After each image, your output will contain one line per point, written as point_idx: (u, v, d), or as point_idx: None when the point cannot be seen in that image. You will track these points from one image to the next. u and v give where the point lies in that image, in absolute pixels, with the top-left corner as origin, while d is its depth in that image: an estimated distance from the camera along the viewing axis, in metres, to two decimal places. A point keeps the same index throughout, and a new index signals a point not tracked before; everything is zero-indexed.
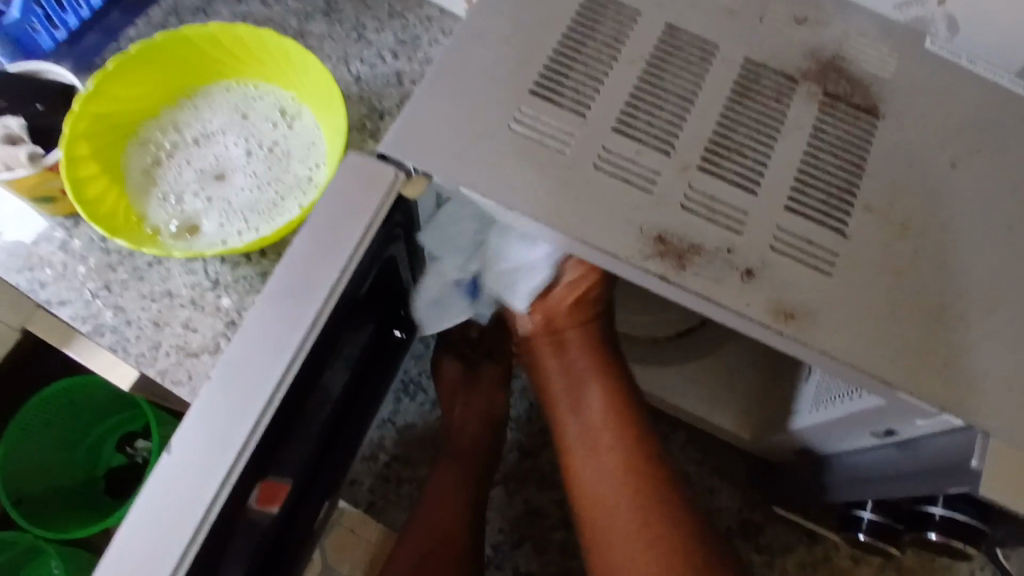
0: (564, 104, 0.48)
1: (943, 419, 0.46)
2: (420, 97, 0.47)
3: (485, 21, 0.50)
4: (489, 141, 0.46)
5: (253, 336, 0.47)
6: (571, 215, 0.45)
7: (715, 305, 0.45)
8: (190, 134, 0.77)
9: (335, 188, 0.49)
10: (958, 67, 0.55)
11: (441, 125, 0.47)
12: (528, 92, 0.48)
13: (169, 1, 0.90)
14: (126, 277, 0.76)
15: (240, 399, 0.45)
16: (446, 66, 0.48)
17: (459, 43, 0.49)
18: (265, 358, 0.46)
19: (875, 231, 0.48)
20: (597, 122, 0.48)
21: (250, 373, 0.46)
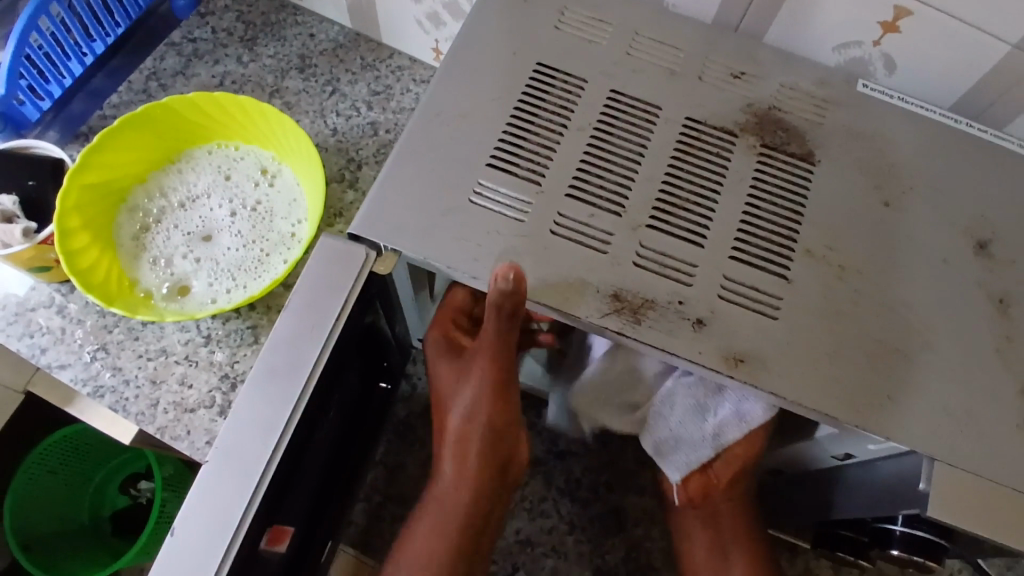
0: (519, 174, 0.54)
1: (889, 445, 0.51)
2: (387, 174, 0.54)
3: (446, 104, 0.57)
4: (454, 216, 0.53)
5: (244, 417, 0.53)
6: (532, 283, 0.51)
7: (670, 356, 0.50)
8: (176, 198, 0.81)
9: (309, 278, 0.57)
10: (887, 109, 0.60)
11: (412, 202, 0.53)
12: (486, 165, 0.54)
13: (149, 66, 0.94)
14: (122, 338, 0.79)
15: (236, 478, 0.52)
16: (415, 147, 0.55)
17: (425, 124, 0.56)
18: (254, 439, 0.53)
19: (814, 275, 0.53)
20: (551, 190, 0.54)
21: (243, 451, 0.53)
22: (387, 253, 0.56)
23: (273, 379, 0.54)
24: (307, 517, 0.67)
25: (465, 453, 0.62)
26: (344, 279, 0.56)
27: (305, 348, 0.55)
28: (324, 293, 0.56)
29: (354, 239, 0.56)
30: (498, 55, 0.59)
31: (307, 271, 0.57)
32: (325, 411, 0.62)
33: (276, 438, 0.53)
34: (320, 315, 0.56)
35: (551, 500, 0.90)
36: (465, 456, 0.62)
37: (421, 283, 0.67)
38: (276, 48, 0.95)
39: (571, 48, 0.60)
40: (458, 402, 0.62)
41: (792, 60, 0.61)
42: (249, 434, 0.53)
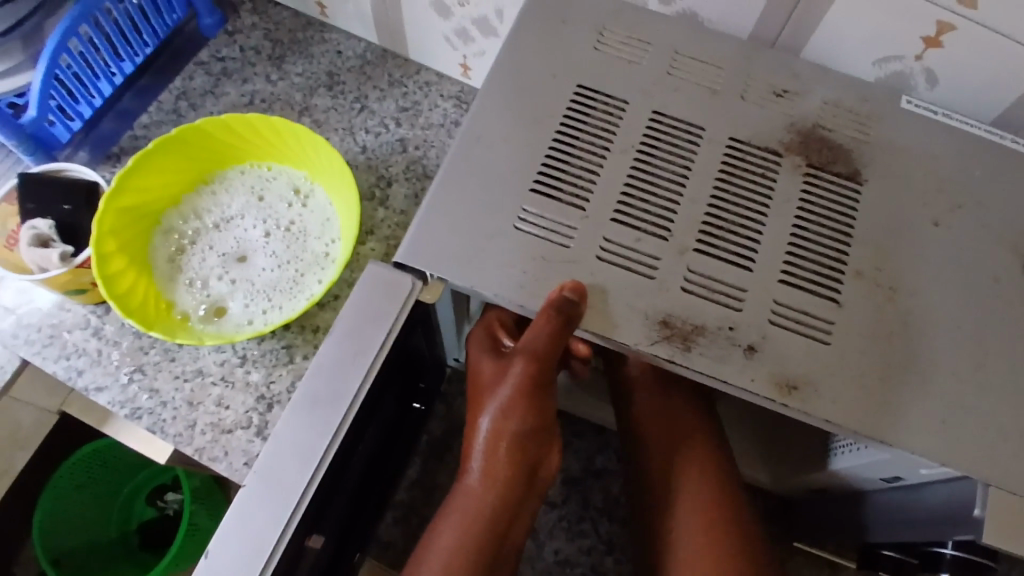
0: (564, 198, 0.55)
1: (943, 470, 0.50)
2: (433, 199, 0.55)
3: (491, 130, 0.57)
4: (503, 242, 0.54)
5: (285, 441, 0.54)
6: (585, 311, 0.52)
7: (721, 382, 0.51)
8: (211, 219, 0.81)
9: (355, 303, 0.57)
10: (931, 126, 0.59)
11: (460, 227, 0.54)
12: (530, 190, 0.55)
13: (179, 86, 0.94)
14: (158, 359, 0.79)
15: (273, 502, 0.53)
16: (461, 173, 0.56)
17: (470, 149, 0.57)
18: (294, 463, 0.54)
19: (864, 297, 0.53)
20: (596, 214, 0.55)
21: (281, 475, 0.53)
22: (433, 281, 0.56)
23: (315, 405, 0.55)
24: (338, 536, 0.67)
25: (495, 459, 0.58)
26: (390, 305, 0.57)
27: (347, 374, 0.56)
28: (370, 317, 0.56)
29: (401, 267, 0.57)
30: (538, 77, 0.59)
31: (355, 296, 0.57)
32: (364, 432, 0.62)
33: (315, 464, 0.54)
34: (364, 340, 0.56)
35: (589, 519, 0.86)
36: (496, 459, 0.58)
37: (460, 304, 0.67)
38: (304, 66, 0.95)
39: (612, 70, 0.60)
40: (495, 398, 0.59)
41: (834, 76, 0.61)
42: (289, 457, 0.54)
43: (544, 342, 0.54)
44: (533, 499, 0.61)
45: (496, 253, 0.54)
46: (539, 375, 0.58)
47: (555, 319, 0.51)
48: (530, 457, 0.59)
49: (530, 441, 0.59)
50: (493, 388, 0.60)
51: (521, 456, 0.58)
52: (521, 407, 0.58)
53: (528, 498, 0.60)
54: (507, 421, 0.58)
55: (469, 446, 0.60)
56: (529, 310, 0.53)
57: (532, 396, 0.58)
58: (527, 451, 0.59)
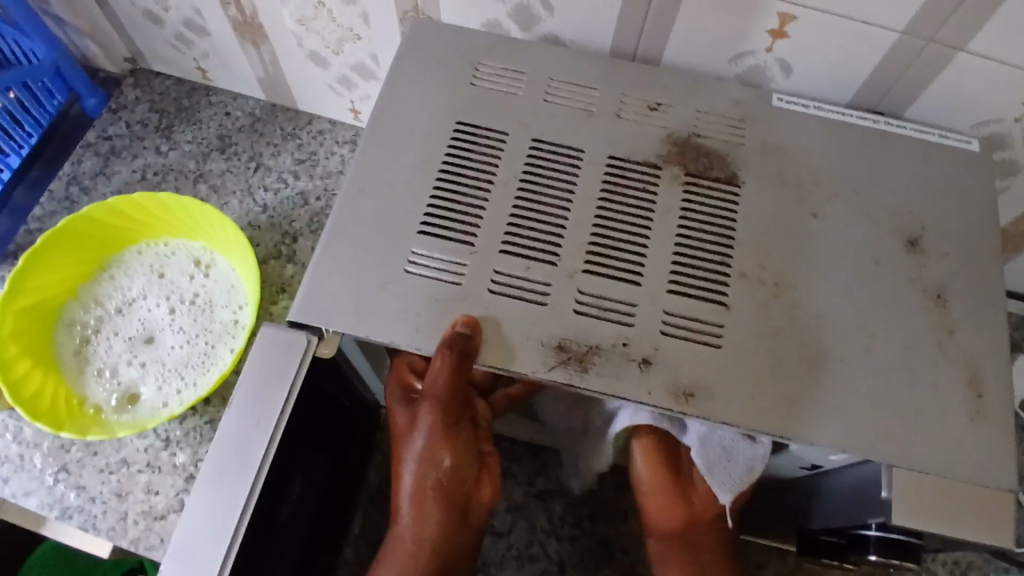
0: (452, 237, 0.54)
1: (846, 454, 0.51)
2: (321, 256, 0.54)
3: (372, 179, 0.57)
4: (394, 289, 0.53)
5: (194, 522, 0.51)
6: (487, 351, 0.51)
7: (620, 399, 0.51)
8: (113, 304, 0.79)
9: (252, 367, 0.54)
10: (799, 119, 0.61)
11: (351, 281, 0.53)
12: (417, 233, 0.55)
13: (68, 172, 0.92)
14: (81, 455, 0.76)
15: None
16: (347, 225, 0.55)
17: (354, 201, 0.56)
18: (206, 543, 0.50)
19: (750, 297, 0.54)
20: (485, 248, 0.54)
21: (193, 558, 0.50)
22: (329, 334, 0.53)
23: (221, 479, 0.51)
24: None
25: (422, 507, 0.57)
26: (289, 360, 0.53)
27: (251, 442, 0.52)
28: (270, 376, 0.53)
29: (297, 324, 0.53)
30: (413, 120, 0.59)
31: (251, 355, 0.54)
32: (286, 495, 0.58)
33: (227, 542, 0.50)
34: (266, 401, 0.53)
35: (538, 542, 0.77)
36: (424, 507, 0.57)
37: (379, 355, 0.65)
38: (194, 132, 0.94)
39: (484, 103, 0.60)
40: (411, 447, 0.56)
41: (701, 81, 0.62)
42: (200, 537, 0.50)
43: (445, 384, 0.53)
44: (471, 534, 0.59)
45: (388, 301, 0.53)
46: (450, 416, 0.56)
47: (450, 356, 0.50)
48: (459, 496, 0.57)
49: (456, 482, 0.57)
50: (407, 438, 0.57)
51: (449, 498, 0.57)
52: (439, 452, 0.56)
53: (464, 537, 0.59)
54: (428, 469, 0.56)
55: (394, 495, 0.58)
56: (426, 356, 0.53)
57: (449, 439, 0.56)
58: (454, 492, 0.57)
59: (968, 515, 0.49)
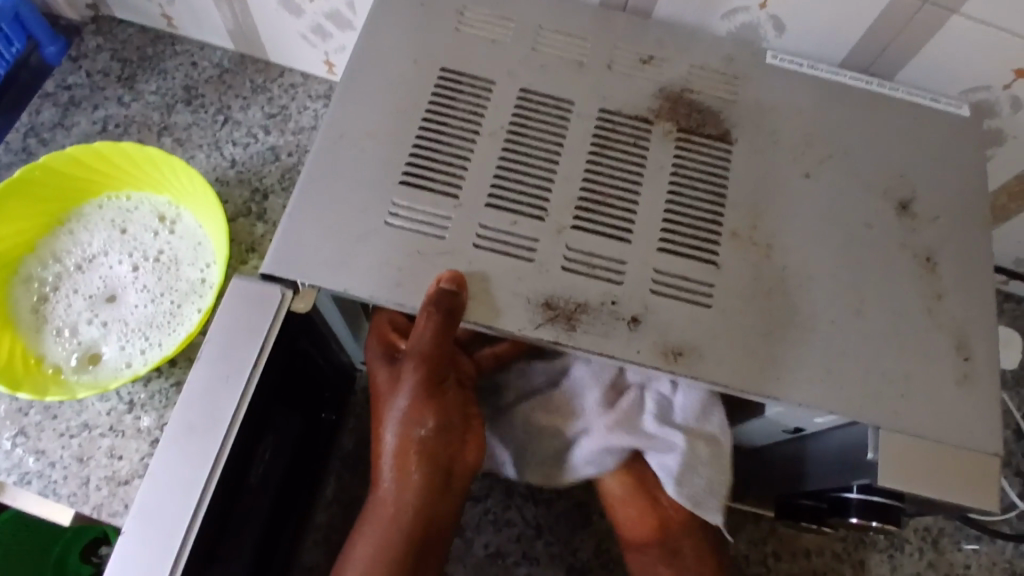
0: (435, 188, 0.52)
1: (835, 416, 0.51)
2: (296, 206, 0.51)
3: (351, 128, 0.54)
4: (374, 241, 0.50)
5: (160, 480, 0.48)
6: (472, 307, 0.49)
7: (609, 358, 0.49)
8: (72, 260, 0.76)
9: (223, 319, 0.50)
10: (793, 78, 0.59)
11: (328, 233, 0.50)
12: (399, 184, 0.52)
13: (24, 122, 0.87)
14: (40, 419, 0.72)
15: (155, 548, 0.46)
16: (324, 175, 0.52)
17: (332, 150, 0.53)
18: (172, 501, 0.47)
19: (740, 256, 0.53)
20: (469, 201, 0.52)
21: (159, 517, 0.47)
22: (305, 288, 0.51)
23: (189, 436, 0.48)
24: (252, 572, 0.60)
25: (405, 471, 0.55)
26: (262, 312, 0.50)
27: (221, 396, 0.49)
28: (242, 330, 0.50)
29: (270, 277, 0.51)
30: (397, 66, 0.56)
31: (221, 308, 0.50)
32: (256, 455, 0.55)
33: (196, 500, 0.47)
34: (237, 356, 0.50)
35: (516, 507, 0.76)
36: (407, 470, 0.54)
37: (355, 312, 0.62)
38: (158, 83, 0.89)
39: (470, 52, 0.57)
40: (393, 407, 0.55)
41: (694, 36, 0.60)
42: (166, 495, 0.47)
43: (428, 342, 0.51)
44: (456, 500, 0.58)
45: (367, 254, 0.50)
46: (435, 377, 0.54)
47: (434, 315, 0.48)
48: (445, 460, 0.55)
49: (440, 444, 0.55)
50: (389, 398, 0.55)
51: (433, 462, 0.55)
52: (423, 413, 0.54)
53: (450, 502, 0.57)
54: (411, 429, 0.54)
55: (377, 459, 0.56)
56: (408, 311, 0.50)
57: (432, 399, 0.54)
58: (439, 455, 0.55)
59: (954, 479, 0.49)
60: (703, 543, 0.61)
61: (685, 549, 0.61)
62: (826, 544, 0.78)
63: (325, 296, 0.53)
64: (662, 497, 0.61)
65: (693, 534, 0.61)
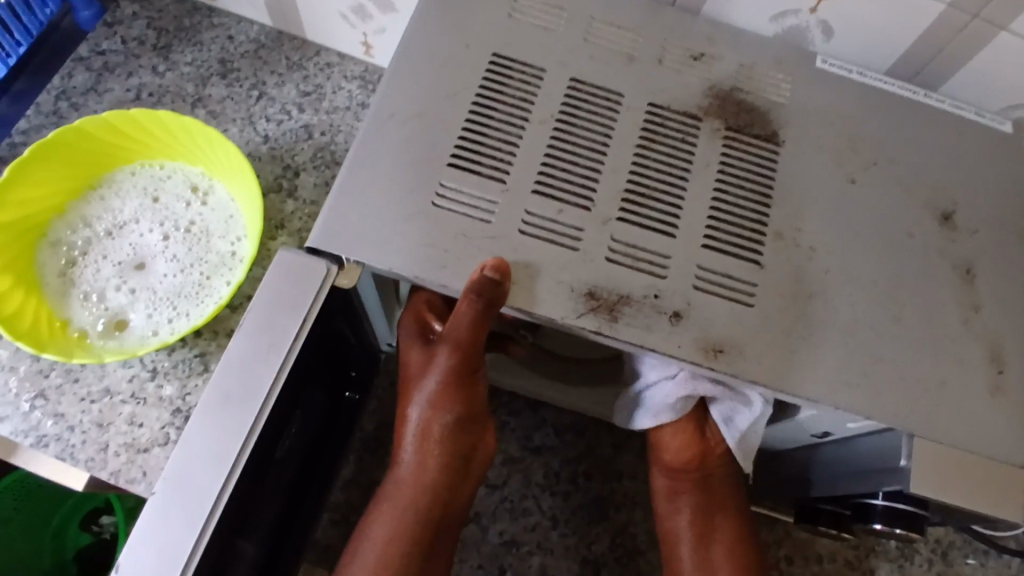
0: (483, 173, 0.52)
1: (868, 423, 0.51)
2: (345, 181, 0.51)
3: (401, 108, 0.54)
4: (421, 220, 0.50)
5: (193, 444, 0.47)
6: (516, 294, 0.49)
7: (648, 351, 0.49)
8: (102, 226, 0.76)
9: (267, 291, 0.50)
10: (840, 84, 0.59)
11: (374, 210, 0.50)
12: (447, 166, 0.52)
13: (58, 85, 0.87)
14: (61, 382, 0.72)
15: (185, 511, 0.46)
16: (373, 153, 0.52)
17: (382, 128, 0.53)
18: (205, 467, 0.47)
19: (783, 258, 0.53)
20: (517, 187, 0.52)
21: (190, 482, 0.47)
22: (349, 264, 0.51)
23: (224, 406, 0.48)
24: (269, 546, 0.60)
25: (427, 453, 0.55)
26: (306, 288, 0.50)
27: (259, 370, 0.49)
28: (284, 302, 0.50)
29: (314, 252, 0.50)
30: (449, 49, 0.56)
31: (266, 278, 0.50)
32: (284, 430, 0.55)
33: (226, 472, 0.47)
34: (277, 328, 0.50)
35: (532, 497, 0.76)
36: (428, 453, 0.55)
37: (389, 292, 0.62)
38: (193, 54, 0.89)
39: (522, 38, 0.57)
40: (421, 390, 0.54)
41: (744, 36, 0.60)
42: (199, 460, 0.47)
43: (466, 329, 0.51)
44: (472, 485, 0.58)
45: (413, 234, 0.50)
46: (466, 364, 0.54)
47: (476, 303, 0.48)
48: (465, 446, 0.55)
49: (463, 431, 0.55)
50: (417, 379, 0.55)
51: (455, 447, 0.55)
52: (451, 399, 0.54)
53: (466, 487, 0.57)
54: (437, 413, 0.54)
55: (398, 439, 0.56)
56: (451, 293, 0.50)
57: (461, 387, 0.54)
58: (461, 441, 0.55)
59: (984, 491, 0.49)
60: (734, 476, 0.63)
61: (718, 480, 0.63)
62: (836, 552, 0.78)
63: (367, 274, 0.53)
64: (708, 428, 0.62)
65: (727, 473, 0.63)
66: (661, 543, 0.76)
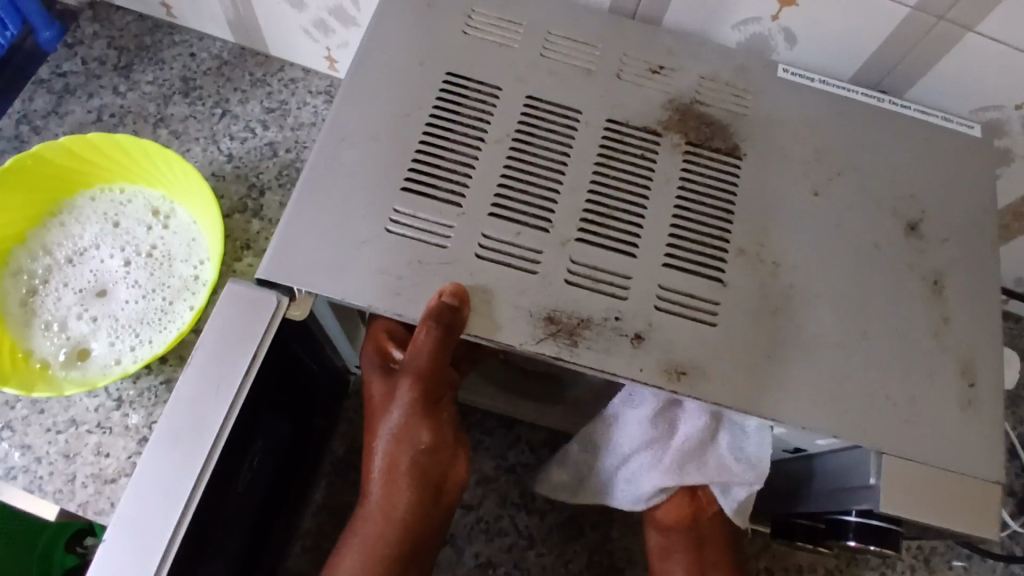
0: (438, 196, 0.51)
1: (835, 441, 0.50)
2: (296, 208, 0.50)
3: (353, 131, 0.52)
4: (375, 247, 0.49)
5: (142, 487, 0.46)
6: (475, 320, 0.48)
7: (610, 375, 0.48)
8: (63, 253, 0.74)
9: (214, 325, 0.49)
10: (804, 92, 0.58)
11: (327, 237, 0.49)
12: (401, 191, 0.51)
13: (18, 109, 0.85)
14: (27, 413, 0.70)
15: (135, 557, 0.45)
16: (324, 179, 0.51)
17: (334, 152, 0.52)
18: (155, 510, 0.45)
19: (747, 274, 0.52)
20: (473, 210, 0.51)
21: (140, 526, 0.45)
22: (301, 295, 0.49)
23: (175, 443, 0.47)
24: None
25: (394, 487, 0.53)
26: (255, 321, 0.49)
27: (210, 405, 0.48)
28: (233, 336, 0.49)
29: (266, 283, 0.49)
30: (401, 69, 0.55)
31: (214, 313, 0.49)
32: (244, 462, 0.54)
33: (178, 511, 0.46)
34: (226, 364, 0.48)
35: (508, 516, 0.75)
36: (394, 488, 0.53)
37: (351, 317, 0.61)
38: (155, 73, 0.87)
39: (478, 55, 0.56)
40: (386, 422, 0.53)
41: (705, 46, 0.59)
42: (148, 503, 0.46)
43: (426, 358, 0.50)
44: (444, 516, 0.56)
45: (366, 262, 0.49)
46: (430, 392, 0.53)
47: (435, 330, 0.47)
48: (435, 476, 0.54)
49: (430, 463, 0.53)
50: (382, 411, 0.53)
51: (423, 480, 0.53)
52: (416, 430, 0.53)
53: (436, 518, 0.55)
54: (402, 446, 0.53)
55: (365, 474, 0.55)
56: (408, 321, 0.49)
57: (426, 417, 0.53)
58: (429, 472, 0.53)
59: (956, 508, 0.48)
60: None
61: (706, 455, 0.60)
62: (816, 562, 0.78)
63: (322, 303, 0.51)
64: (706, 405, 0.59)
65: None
66: (640, 559, 0.75)
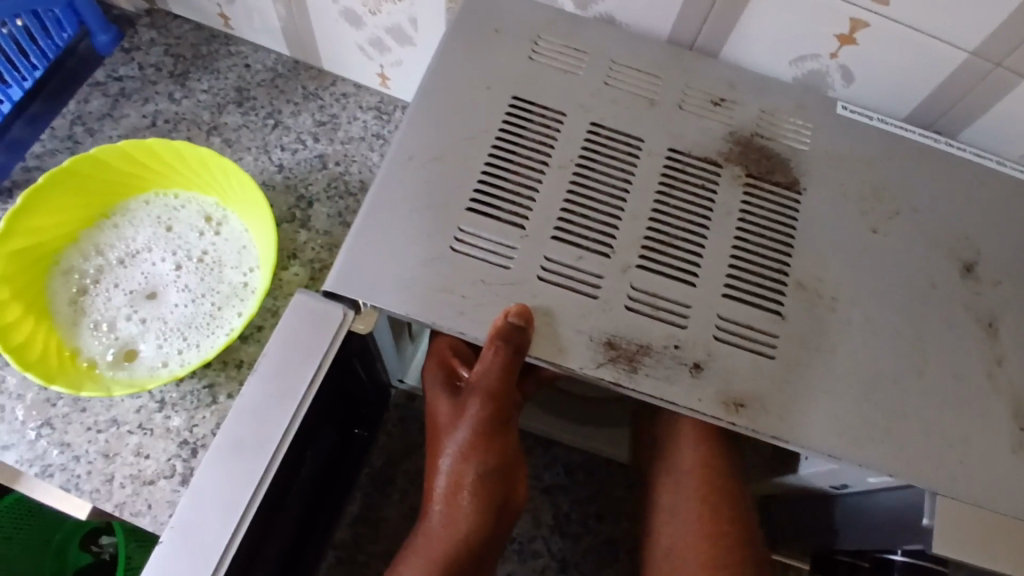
0: (501, 218, 0.52)
1: (885, 480, 0.51)
2: (364, 224, 0.51)
3: (420, 150, 0.53)
4: (440, 265, 0.50)
5: (202, 494, 0.47)
6: (536, 342, 0.49)
7: (667, 403, 0.48)
8: (115, 254, 0.75)
9: (280, 336, 0.50)
10: (863, 131, 0.59)
11: (393, 253, 0.50)
12: (466, 211, 0.52)
13: (73, 110, 0.87)
14: (68, 411, 0.71)
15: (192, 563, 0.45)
16: (392, 196, 0.52)
17: (402, 170, 0.53)
18: (213, 517, 0.46)
19: (805, 308, 0.52)
20: (536, 233, 0.51)
21: (198, 533, 0.46)
22: (366, 310, 0.50)
23: (236, 452, 0.47)
24: None
25: (455, 507, 0.53)
26: (320, 334, 0.50)
27: (272, 415, 0.48)
28: (299, 348, 0.49)
29: (332, 296, 0.50)
30: (468, 91, 0.56)
31: (281, 324, 0.50)
32: (295, 473, 0.54)
33: (236, 520, 0.46)
34: (291, 375, 0.49)
35: (541, 539, 0.75)
36: (456, 507, 0.53)
37: (402, 333, 0.61)
38: (210, 82, 0.89)
39: (543, 81, 0.57)
40: (452, 440, 0.53)
41: (765, 81, 0.60)
42: (207, 511, 0.46)
43: (495, 378, 0.50)
44: (502, 539, 0.55)
45: (430, 279, 0.50)
46: (497, 412, 0.53)
47: (503, 350, 0.48)
48: (497, 498, 0.53)
49: (494, 484, 0.53)
50: (449, 430, 0.53)
51: (485, 501, 0.53)
52: (482, 450, 0.52)
53: (496, 540, 0.55)
54: (467, 465, 0.52)
55: (428, 493, 0.54)
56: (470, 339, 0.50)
57: (491, 438, 0.53)
58: (492, 494, 0.53)
59: (1013, 553, 0.48)
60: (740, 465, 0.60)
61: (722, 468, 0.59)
62: None
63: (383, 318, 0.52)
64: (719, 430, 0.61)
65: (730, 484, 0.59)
66: None
